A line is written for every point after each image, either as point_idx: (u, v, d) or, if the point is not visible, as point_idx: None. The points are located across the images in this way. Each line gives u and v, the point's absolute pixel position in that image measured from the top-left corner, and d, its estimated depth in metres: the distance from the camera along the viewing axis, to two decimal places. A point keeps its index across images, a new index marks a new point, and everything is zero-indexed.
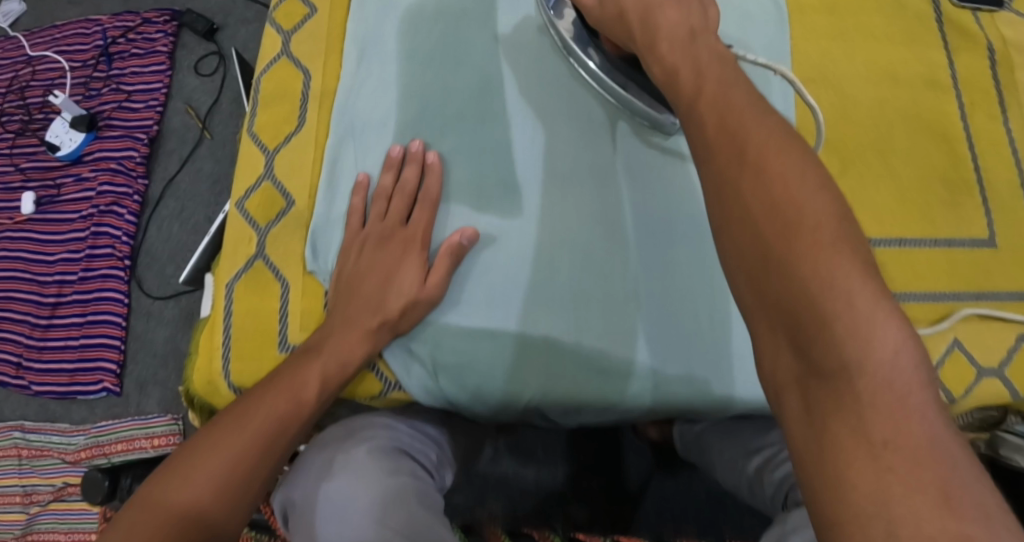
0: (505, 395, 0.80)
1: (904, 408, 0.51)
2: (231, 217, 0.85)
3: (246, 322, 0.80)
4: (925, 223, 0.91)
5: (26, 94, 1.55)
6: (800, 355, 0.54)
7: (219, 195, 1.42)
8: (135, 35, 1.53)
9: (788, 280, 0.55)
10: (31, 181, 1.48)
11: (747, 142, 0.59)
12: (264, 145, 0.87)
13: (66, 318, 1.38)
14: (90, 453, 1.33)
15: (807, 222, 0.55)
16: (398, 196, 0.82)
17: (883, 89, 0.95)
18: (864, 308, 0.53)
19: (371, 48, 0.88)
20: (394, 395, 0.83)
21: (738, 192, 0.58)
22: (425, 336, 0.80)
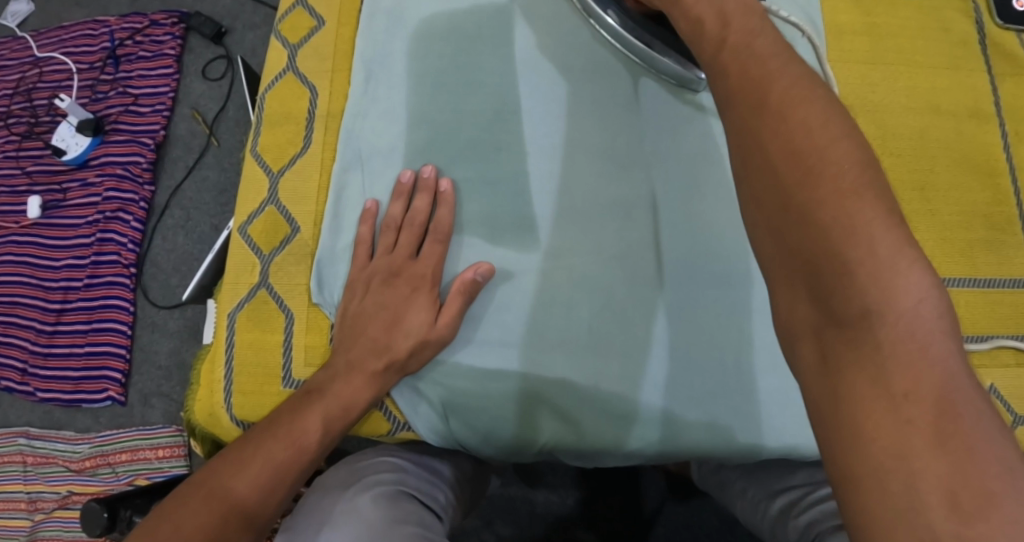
0: (519, 439, 0.78)
1: (924, 357, 0.51)
2: (236, 241, 0.83)
3: (248, 356, 0.78)
4: (966, 257, 0.89)
5: (32, 97, 1.54)
6: (820, 305, 0.54)
7: (226, 207, 1.40)
8: (143, 38, 1.51)
9: (808, 221, 0.55)
10: (37, 186, 1.47)
11: (770, 95, 0.59)
12: (269, 167, 0.85)
13: (71, 326, 1.37)
14: (94, 462, 1.32)
15: (830, 169, 0.55)
16: (409, 227, 0.80)
17: (920, 119, 0.92)
18: (886, 255, 0.53)
19: (377, 70, 0.86)
20: (403, 435, 0.82)
21: (759, 140, 0.58)
22: (435, 375, 0.79)
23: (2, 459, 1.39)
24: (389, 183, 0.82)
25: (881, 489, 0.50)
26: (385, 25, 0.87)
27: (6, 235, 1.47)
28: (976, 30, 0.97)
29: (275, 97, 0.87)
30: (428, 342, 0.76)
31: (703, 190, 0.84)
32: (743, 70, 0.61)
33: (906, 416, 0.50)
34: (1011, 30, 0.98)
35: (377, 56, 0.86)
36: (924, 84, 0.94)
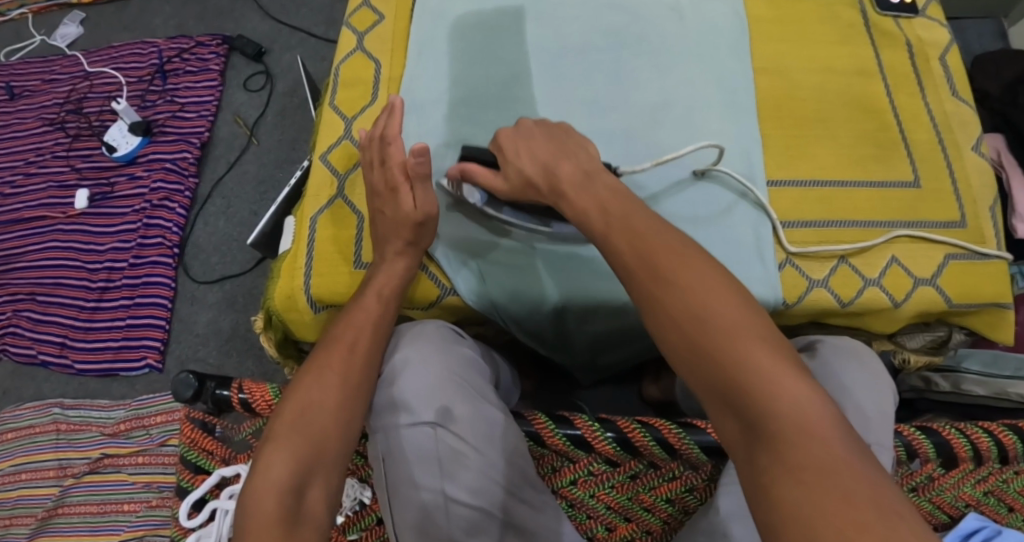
0: (538, 297, 0.87)
1: (814, 433, 0.58)
2: (318, 167, 0.93)
3: (326, 247, 0.87)
4: (852, 164, 0.90)
5: (83, 104, 1.71)
6: (734, 412, 0.61)
7: (265, 195, 1.55)
8: (189, 55, 1.70)
9: (707, 358, 0.63)
10: (85, 180, 1.62)
11: (659, 264, 0.67)
12: (344, 114, 0.98)
13: (114, 301, 1.50)
14: (128, 425, 1.43)
15: (714, 316, 0.64)
16: (379, 146, 0.86)
17: (813, 78, 0.94)
18: (766, 369, 0.61)
19: (428, 46, 0.98)
20: (450, 299, 0.89)
21: (659, 304, 0.66)
22: (459, 244, 0.89)
23: (36, 428, 1.48)
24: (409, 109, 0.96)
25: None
26: (428, 13, 1.00)
27: (53, 224, 1.61)
28: (858, 15, 0.98)
29: (348, 68, 1.01)
30: (420, 221, 0.82)
31: (677, 110, 0.90)
32: (630, 244, 0.70)
33: (809, 487, 0.55)
34: (887, 16, 0.98)
35: (423, 30, 1.00)
36: (822, 52, 0.95)
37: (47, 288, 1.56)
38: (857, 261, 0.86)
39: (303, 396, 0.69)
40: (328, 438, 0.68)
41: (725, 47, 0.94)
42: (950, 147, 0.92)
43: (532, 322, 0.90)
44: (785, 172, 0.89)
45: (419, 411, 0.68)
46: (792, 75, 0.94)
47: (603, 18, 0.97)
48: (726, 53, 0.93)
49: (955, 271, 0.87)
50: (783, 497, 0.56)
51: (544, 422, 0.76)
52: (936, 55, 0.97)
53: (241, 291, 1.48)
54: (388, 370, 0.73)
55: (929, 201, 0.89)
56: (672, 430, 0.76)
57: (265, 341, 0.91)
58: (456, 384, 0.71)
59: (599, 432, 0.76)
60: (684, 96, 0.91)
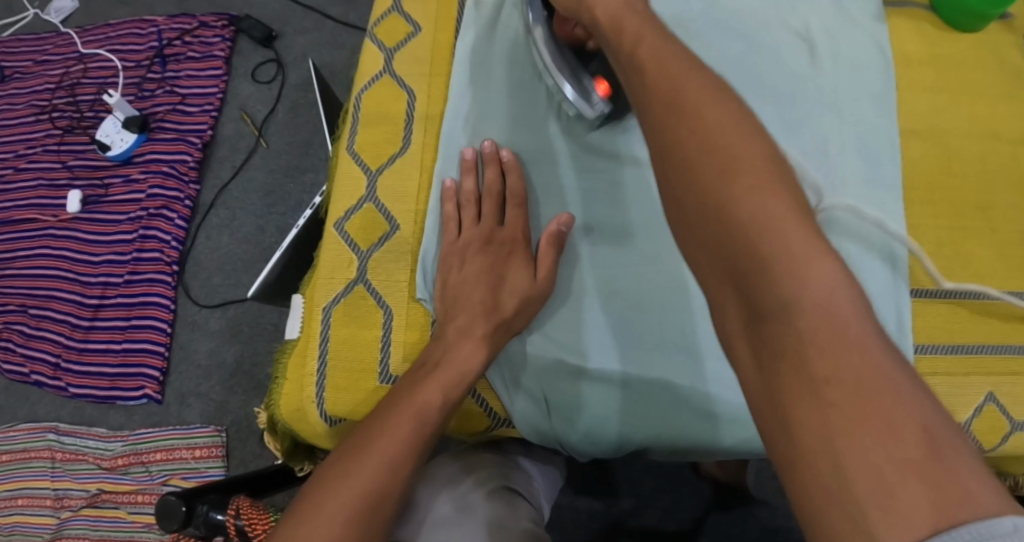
0: (616, 436, 0.76)
1: (846, 341, 0.48)
2: (331, 237, 0.81)
3: (343, 354, 0.76)
4: (1015, 269, 0.78)
5: (77, 92, 1.54)
6: (745, 298, 0.52)
7: (272, 209, 1.39)
8: (192, 38, 1.52)
9: (724, 221, 0.53)
10: (78, 180, 1.47)
11: (685, 95, 0.58)
12: (367, 166, 0.83)
13: (110, 321, 1.37)
14: (127, 460, 1.31)
15: (739, 165, 0.54)
16: (495, 203, 0.79)
17: (976, 148, 0.81)
18: (798, 248, 0.51)
19: (481, 76, 0.84)
20: (503, 431, 0.80)
21: (676, 142, 0.57)
22: (521, 373, 0.77)
23: (30, 454, 1.37)
24: (453, 162, 0.82)
25: (825, 483, 0.46)
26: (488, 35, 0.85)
27: (44, 228, 1.46)
28: None
29: (372, 97, 0.86)
30: (534, 295, 0.75)
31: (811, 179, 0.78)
32: (658, 85, 0.60)
33: (841, 414, 0.47)
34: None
35: (480, 61, 0.84)
36: (984, 110, 0.83)
37: (38, 300, 1.42)
38: (1007, 399, 0.76)
39: (351, 473, 0.63)
40: (371, 525, 0.61)
41: (867, 95, 0.81)
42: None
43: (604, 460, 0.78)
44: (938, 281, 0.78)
45: None
46: (951, 141, 0.81)
47: (715, 48, 0.82)
48: (874, 108, 0.80)
49: None
50: (802, 420, 0.48)
51: None
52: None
53: (245, 319, 1.34)
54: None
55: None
56: None
57: (273, 447, 0.80)
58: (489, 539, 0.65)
59: None
60: (819, 168, 0.78)
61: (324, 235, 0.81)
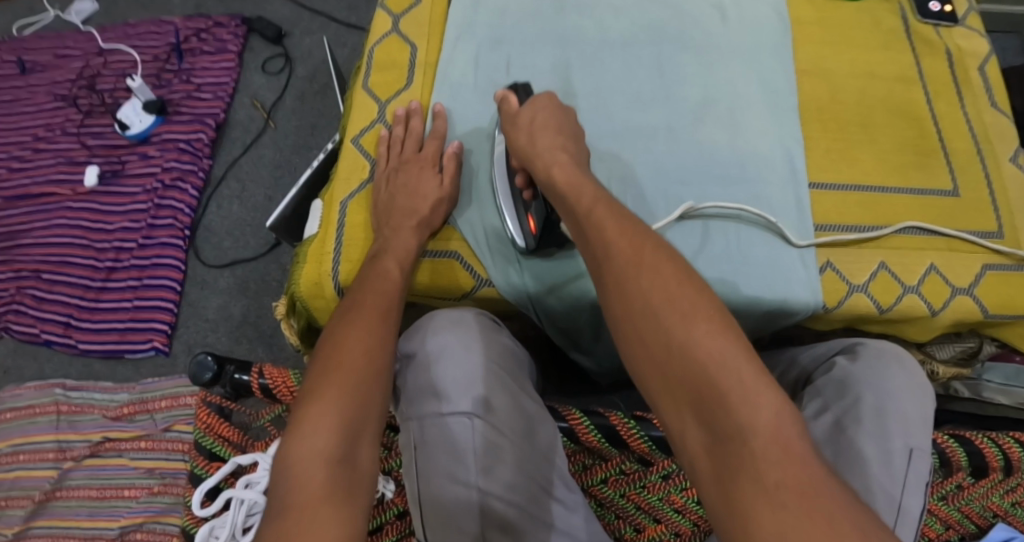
0: (581, 296, 0.84)
1: (790, 454, 0.57)
2: (349, 151, 0.95)
3: (358, 233, 0.87)
4: (897, 173, 0.89)
5: (96, 81, 1.67)
6: (706, 426, 0.60)
7: (280, 179, 1.52)
8: (207, 35, 1.67)
9: (684, 357, 0.62)
10: (96, 157, 1.59)
11: (645, 251, 0.68)
12: (378, 97, 0.97)
13: (122, 282, 1.47)
14: (133, 409, 1.39)
15: (692, 311, 0.63)
16: (412, 138, 0.91)
17: (859, 86, 0.93)
18: (749, 382, 0.60)
19: (466, 34, 0.98)
20: (484, 292, 0.86)
21: (631, 287, 0.66)
22: (502, 243, 0.86)
23: (35, 409, 1.45)
24: (452, 93, 0.95)
25: None
26: (470, 112, 0.94)
27: (60, 202, 1.57)
28: (899, 23, 0.97)
29: (382, 50, 1.00)
30: (442, 197, 0.86)
31: (723, 111, 0.90)
32: (620, 230, 0.70)
33: (791, 511, 0.54)
34: (928, 24, 0.97)
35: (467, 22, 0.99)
36: (869, 58, 0.94)
37: (52, 266, 1.53)
38: (897, 268, 0.84)
39: (346, 354, 0.66)
40: (372, 395, 0.64)
41: (778, 50, 0.93)
42: (989, 157, 0.91)
43: (571, 320, 0.87)
44: (827, 176, 0.88)
45: (457, 399, 0.65)
46: (835, 79, 0.93)
47: (655, 18, 0.96)
48: (771, 57, 0.93)
49: (994, 280, 0.85)
50: (761, 521, 0.55)
51: (578, 417, 0.73)
52: (975, 66, 0.95)
53: (252, 276, 1.45)
54: (426, 353, 0.68)
55: (969, 209, 0.88)
56: None
57: (287, 330, 0.90)
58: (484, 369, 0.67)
59: (634, 430, 0.73)
60: (729, 96, 0.91)
61: (343, 150, 0.95)
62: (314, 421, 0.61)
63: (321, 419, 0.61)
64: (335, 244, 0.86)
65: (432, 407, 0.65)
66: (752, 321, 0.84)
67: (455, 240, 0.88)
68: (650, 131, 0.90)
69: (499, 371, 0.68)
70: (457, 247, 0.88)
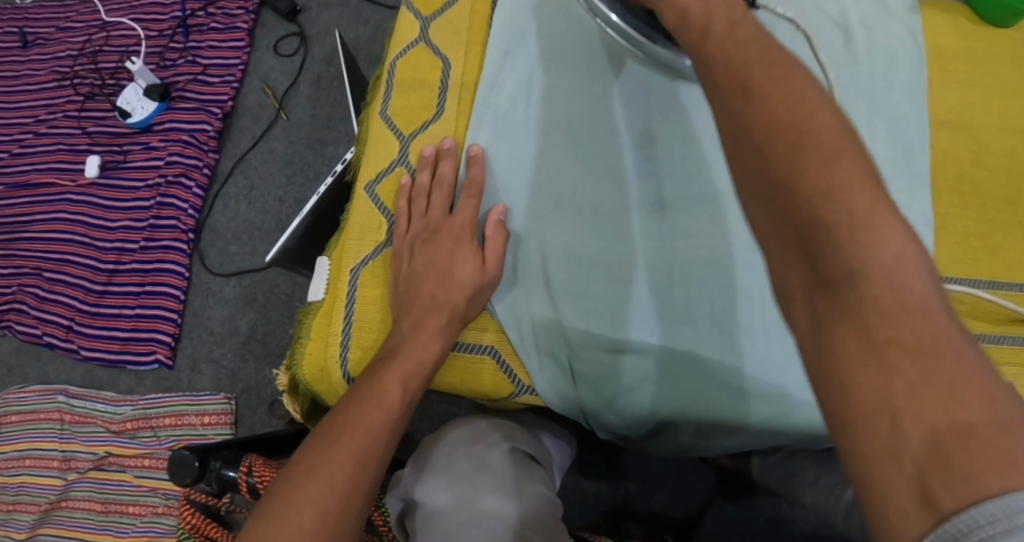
0: (641, 407, 0.75)
1: (905, 307, 0.47)
2: (360, 198, 0.82)
3: (369, 313, 0.77)
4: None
5: (99, 59, 1.54)
6: (809, 268, 0.50)
7: (292, 179, 1.40)
8: (215, 10, 1.52)
9: (789, 192, 0.51)
10: (98, 146, 1.48)
11: (753, 77, 0.54)
12: (399, 130, 0.83)
13: (123, 286, 1.38)
14: (135, 424, 1.32)
15: (810, 140, 0.51)
16: (440, 191, 0.78)
17: (1004, 141, 0.80)
18: (865, 215, 0.49)
19: (520, 45, 0.83)
20: (525, 399, 0.77)
21: (741, 121, 0.54)
22: (558, 342, 0.75)
23: (38, 415, 1.37)
24: (485, 129, 0.81)
25: (883, 436, 0.46)
26: (513, 143, 0.80)
27: (61, 193, 1.47)
28: None
29: (407, 64, 0.86)
30: (483, 283, 0.74)
31: None
32: (725, 60, 0.56)
33: (901, 376, 0.46)
34: None
35: (516, 30, 0.84)
36: (1015, 105, 0.81)
37: (52, 264, 1.43)
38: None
39: (293, 509, 0.58)
40: None
41: (899, 86, 0.80)
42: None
43: (625, 433, 0.77)
44: (962, 267, 0.76)
45: None
46: (981, 133, 0.80)
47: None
48: (903, 96, 0.79)
49: None
50: (858, 380, 0.47)
51: None
52: None
53: (259, 288, 1.35)
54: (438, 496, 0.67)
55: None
56: None
57: (291, 408, 0.81)
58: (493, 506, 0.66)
59: None
60: None
61: (354, 196, 0.82)
62: None
63: None
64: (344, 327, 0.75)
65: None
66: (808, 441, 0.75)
67: (491, 330, 0.77)
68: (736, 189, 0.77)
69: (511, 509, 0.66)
70: (493, 340, 0.77)
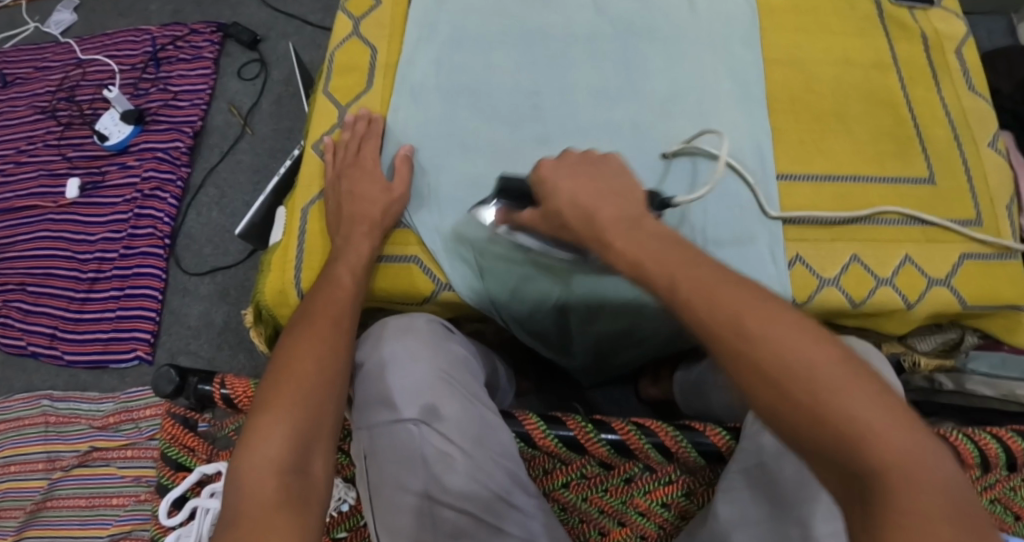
0: (542, 295, 0.86)
1: (932, 495, 0.50)
2: (310, 157, 0.95)
3: (318, 243, 0.88)
4: (871, 161, 0.92)
5: (76, 93, 1.68)
6: (849, 480, 0.51)
7: (259, 185, 1.54)
8: (183, 43, 1.67)
9: (812, 416, 0.53)
10: (77, 169, 1.60)
11: (745, 320, 0.56)
12: (338, 102, 0.98)
13: (104, 292, 1.48)
14: (118, 418, 1.41)
15: (818, 370, 0.53)
16: (359, 142, 0.92)
17: (831, 70, 0.96)
18: (882, 424, 0.51)
19: (426, 27, 0.99)
20: (445, 296, 0.87)
21: (753, 363, 0.55)
22: (463, 245, 0.87)
23: (24, 421, 1.45)
24: (409, 97, 0.95)
25: None
26: (431, 104, 0.94)
27: (44, 214, 1.58)
28: (872, 6, 1.00)
29: (343, 53, 1.00)
30: (393, 198, 0.87)
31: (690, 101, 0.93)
32: (709, 304, 0.57)
33: None
34: (902, 7, 1.01)
35: (427, 20, 0.99)
36: (837, 44, 0.98)
37: (36, 278, 1.53)
38: (871, 260, 0.87)
39: (296, 359, 0.66)
40: (325, 404, 0.64)
41: (738, 38, 0.96)
42: (966, 142, 0.94)
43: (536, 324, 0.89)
44: (797, 167, 0.91)
45: (403, 408, 0.63)
46: (807, 66, 0.97)
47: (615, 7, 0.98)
48: (739, 45, 0.96)
49: (969, 271, 0.88)
50: None
51: (535, 422, 0.71)
52: (952, 48, 0.99)
53: (232, 283, 1.48)
54: (375, 361, 0.67)
55: (947, 198, 0.91)
56: (669, 432, 0.71)
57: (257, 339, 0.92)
58: (429, 371, 0.66)
59: (592, 434, 0.71)
60: (694, 86, 0.93)
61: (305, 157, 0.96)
62: (262, 442, 0.60)
63: (268, 441, 0.60)
64: (296, 253, 0.87)
65: (380, 415, 0.64)
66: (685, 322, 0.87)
67: (413, 243, 0.89)
68: (617, 127, 0.92)
69: (443, 376, 0.66)
70: (416, 250, 0.88)
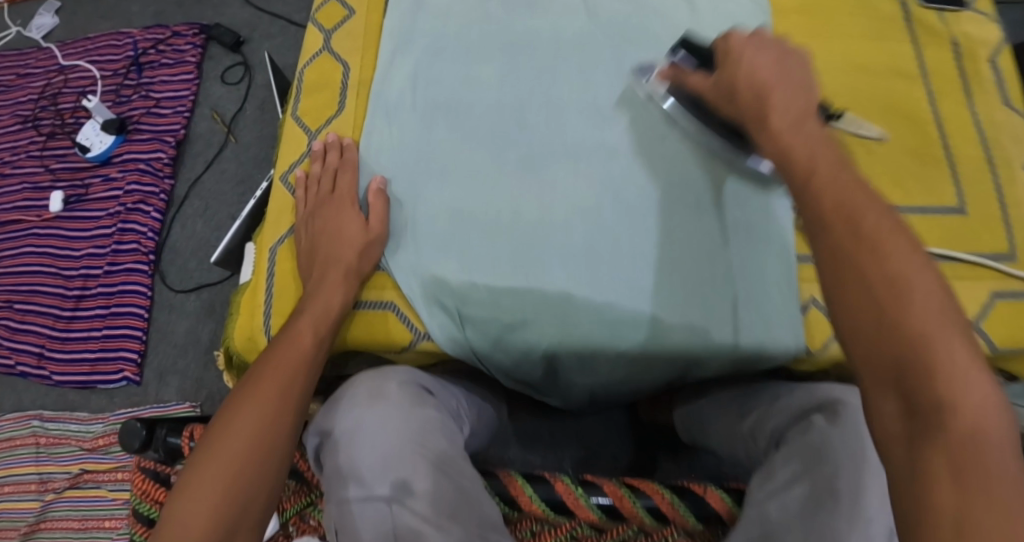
0: (527, 345, 0.81)
1: (981, 451, 0.50)
2: (279, 189, 0.92)
3: (290, 283, 0.84)
4: (894, 186, 0.86)
5: (58, 101, 1.63)
6: (909, 413, 0.52)
7: (244, 196, 1.49)
8: (165, 47, 1.61)
9: (897, 340, 0.54)
10: (60, 181, 1.55)
11: (865, 228, 0.57)
12: (308, 127, 0.93)
13: (90, 310, 1.45)
14: (107, 440, 1.37)
15: (913, 292, 0.54)
16: (332, 176, 0.87)
17: (840, 78, 0.90)
18: (958, 362, 0.52)
19: (405, 37, 0.93)
20: (422, 346, 0.83)
21: (856, 273, 0.56)
22: (441, 292, 0.82)
23: (13, 442, 1.42)
24: (385, 117, 0.90)
25: None
26: (413, 122, 0.89)
27: (28, 228, 1.54)
28: (899, 11, 0.94)
29: (314, 72, 0.96)
30: (370, 239, 0.83)
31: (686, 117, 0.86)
32: (834, 203, 0.59)
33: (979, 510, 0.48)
34: (931, 9, 0.95)
35: (409, 30, 0.94)
36: (847, 51, 0.92)
37: (23, 295, 1.49)
38: None
39: (230, 437, 0.64)
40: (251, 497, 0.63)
41: None
42: (1001, 165, 0.88)
43: (524, 375, 0.84)
44: None
45: (373, 484, 0.59)
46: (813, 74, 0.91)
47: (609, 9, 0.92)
48: None
49: (1001, 311, 0.82)
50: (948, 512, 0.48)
51: (518, 483, 0.67)
52: (985, 56, 0.93)
53: (220, 299, 1.44)
54: (343, 431, 0.63)
55: (976, 229, 0.85)
56: (663, 495, 0.67)
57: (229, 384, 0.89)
58: (401, 441, 0.62)
59: (580, 497, 0.67)
60: None
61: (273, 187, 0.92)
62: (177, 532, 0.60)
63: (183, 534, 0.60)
64: (264, 296, 0.83)
65: (350, 491, 0.59)
66: (677, 372, 0.82)
67: (390, 288, 0.84)
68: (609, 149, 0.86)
69: (417, 444, 0.62)
70: (392, 296, 0.84)
